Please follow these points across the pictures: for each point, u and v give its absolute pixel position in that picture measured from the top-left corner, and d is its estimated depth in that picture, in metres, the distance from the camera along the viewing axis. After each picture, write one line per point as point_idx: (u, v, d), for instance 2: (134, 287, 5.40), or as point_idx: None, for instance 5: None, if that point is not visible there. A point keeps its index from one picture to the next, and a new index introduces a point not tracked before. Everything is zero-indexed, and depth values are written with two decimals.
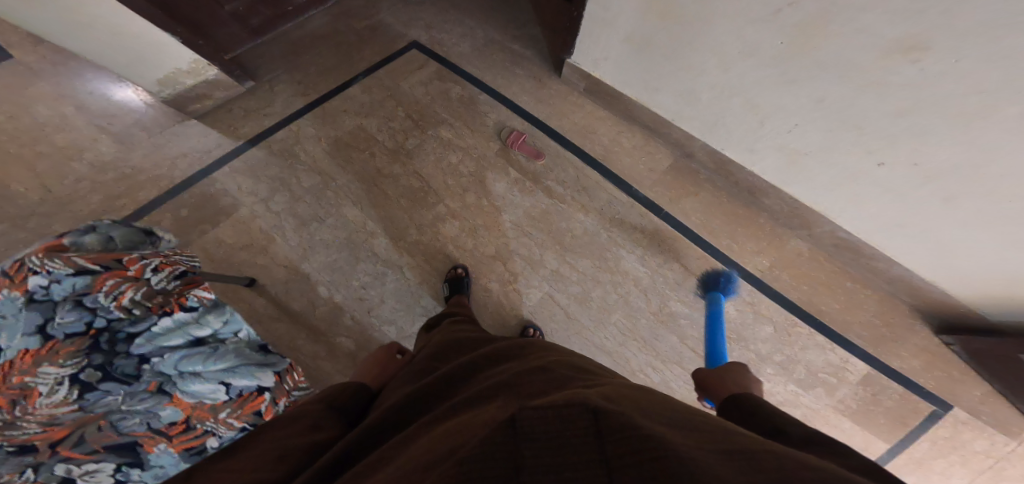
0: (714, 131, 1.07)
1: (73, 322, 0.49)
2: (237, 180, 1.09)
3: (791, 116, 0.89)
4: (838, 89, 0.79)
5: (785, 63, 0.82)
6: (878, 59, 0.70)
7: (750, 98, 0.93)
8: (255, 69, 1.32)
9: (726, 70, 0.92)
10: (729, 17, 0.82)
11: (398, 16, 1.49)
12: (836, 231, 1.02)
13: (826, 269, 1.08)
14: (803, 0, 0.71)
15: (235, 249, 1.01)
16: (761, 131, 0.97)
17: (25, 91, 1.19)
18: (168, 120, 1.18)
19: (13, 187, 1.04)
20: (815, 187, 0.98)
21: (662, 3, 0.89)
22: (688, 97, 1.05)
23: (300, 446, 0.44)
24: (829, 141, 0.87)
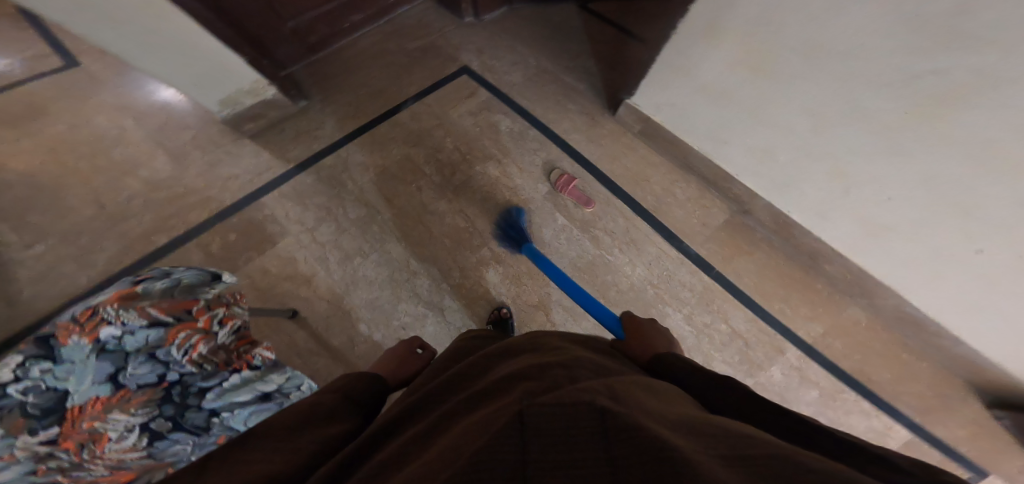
0: (785, 191, 1.00)
1: (145, 373, 0.49)
2: (285, 207, 1.09)
3: (888, 189, 0.81)
4: (957, 171, 0.70)
5: (896, 133, 0.74)
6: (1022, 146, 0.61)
7: (840, 164, 0.85)
8: (307, 87, 1.32)
9: (819, 132, 0.84)
10: (838, 75, 0.75)
11: (449, 37, 1.46)
12: (909, 308, 0.93)
13: (884, 341, 0.99)
14: (948, 69, 0.62)
15: (279, 279, 1.01)
16: (845, 199, 0.89)
17: (89, 101, 1.23)
18: (222, 139, 1.19)
19: (74, 201, 1.07)
20: (881, 254, 0.91)
21: (758, 54, 0.83)
22: (763, 153, 0.98)
23: (313, 441, 0.41)
24: (929, 220, 0.78)
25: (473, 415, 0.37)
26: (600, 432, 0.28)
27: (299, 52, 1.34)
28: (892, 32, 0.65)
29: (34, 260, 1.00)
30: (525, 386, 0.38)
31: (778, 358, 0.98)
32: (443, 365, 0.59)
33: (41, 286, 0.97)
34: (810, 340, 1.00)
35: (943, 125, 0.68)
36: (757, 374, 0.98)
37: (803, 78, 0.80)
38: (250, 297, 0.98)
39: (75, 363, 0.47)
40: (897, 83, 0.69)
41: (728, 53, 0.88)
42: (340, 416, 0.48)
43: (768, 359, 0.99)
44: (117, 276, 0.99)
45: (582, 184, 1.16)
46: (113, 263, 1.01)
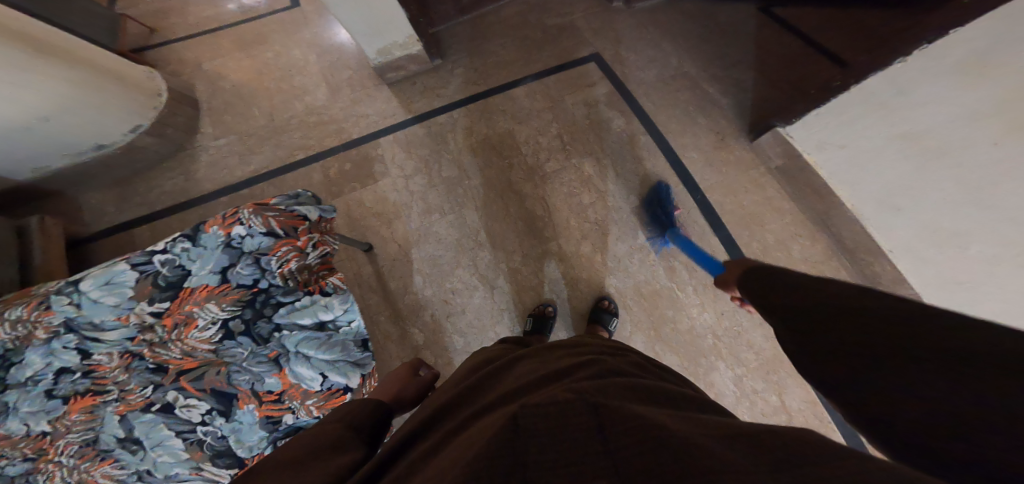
0: (961, 294, 0.74)
1: (246, 275, 0.64)
2: (394, 152, 1.21)
3: None
4: None
5: None
6: None
7: None
8: (445, 46, 1.41)
9: None
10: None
11: (592, 21, 1.40)
12: None
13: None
14: None
15: (369, 213, 1.14)
16: None
17: (289, 32, 1.53)
18: (367, 81, 1.36)
19: (256, 109, 1.36)
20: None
21: (1011, 110, 0.58)
22: (953, 240, 0.73)
23: (339, 466, 0.41)
24: None
25: (484, 424, 0.36)
26: (597, 428, 0.29)
27: (450, 13, 1.43)
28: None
29: (220, 148, 1.30)
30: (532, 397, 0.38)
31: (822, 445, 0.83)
32: (468, 365, 0.59)
33: (215, 169, 1.27)
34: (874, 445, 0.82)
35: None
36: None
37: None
38: (344, 221, 1.14)
39: (208, 249, 0.63)
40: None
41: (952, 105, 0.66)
42: (350, 444, 0.47)
43: None
44: (264, 175, 1.24)
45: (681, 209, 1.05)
46: (265, 164, 1.25)
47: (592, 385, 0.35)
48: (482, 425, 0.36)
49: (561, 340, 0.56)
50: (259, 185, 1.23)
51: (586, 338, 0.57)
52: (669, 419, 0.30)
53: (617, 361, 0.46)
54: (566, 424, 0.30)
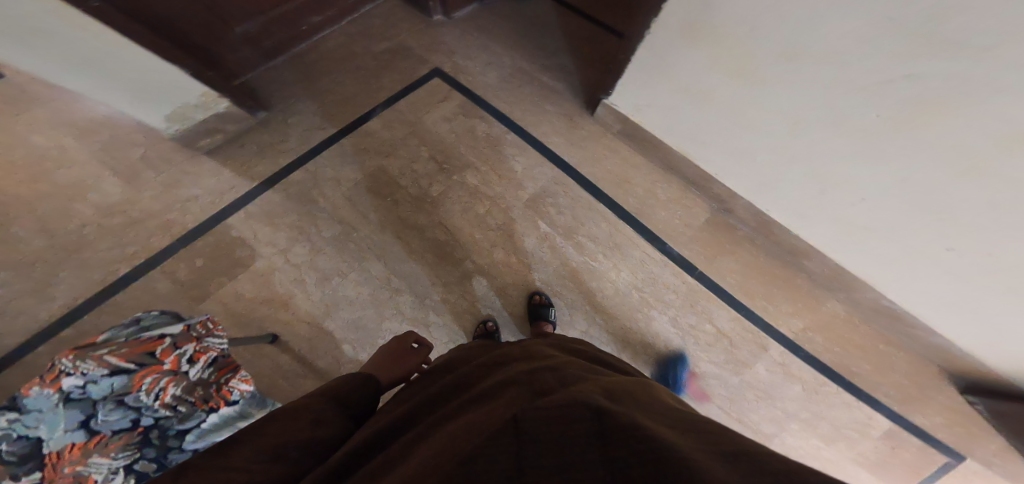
0: (762, 192, 1.01)
1: (119, 418, 0.44)
2: (254, 227, 1.03)
3: (860, 189, 0.82)
4: (929, 173, 0.71)
5: (873, 136, 0.74)
6: (993, 148, 0.62)
7: (817, 167, 0.86)
8: (268, 96, 1.24)
9: (798, 136, 0.85)
10: (819, 79, 0.75)
11: (419, 38, 1.40)
12: (880, 298, 0.95)
13: (865, 335, 0.99)
14: (924, 74, 0.63)
15: (253, 305, 0.95)
16: (821, 200, 0.90)
17: (20, 116, 1.12)
18: (177, 156, 1.11)
19: (13, 231, 0.98)
20: (857, 254, 0.93)
21: (735, 59, 0.83)
22: (740, 156, 0.99)
23: (296, 448, 0.38)
24: (900, 219, 0.80)
25: (462, 421, 0.36)
26: (596, 435, 0.27)
27: (254, 58, 1.25)
28: (869, 36, 0.64)
29: None
30: (512, 395, 0.36)
31: (762, 355, 0.99)
32: (434, 373, 0.58)
33: None
34: (793, 336, 1.00)
35: (920, 131, 0.68)
36: (744, 372, 0.98)
37: (784, 81, 0.79)
38: (223, 326, 0.93)
39: (44, 412, 0.43)
40: (872, 86, 0.69)
41: (709, 52, 0.86)
42: (325, 420, 0.44)
43: (754, 358, 0.99)
44: (71, 312, 0.91)
45: (567, 191, 1.14)
46: (66, 298, 0.92)
47: (582, 390, 0.34)
48: (457, 423, 0.36)
49: (514, 346, 0.58)
50: (68, 327, 0.89)
51: (536, 341, 0.59)
52: (657, 428, 0.29)
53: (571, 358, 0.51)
54: (564, 429, 0.28)
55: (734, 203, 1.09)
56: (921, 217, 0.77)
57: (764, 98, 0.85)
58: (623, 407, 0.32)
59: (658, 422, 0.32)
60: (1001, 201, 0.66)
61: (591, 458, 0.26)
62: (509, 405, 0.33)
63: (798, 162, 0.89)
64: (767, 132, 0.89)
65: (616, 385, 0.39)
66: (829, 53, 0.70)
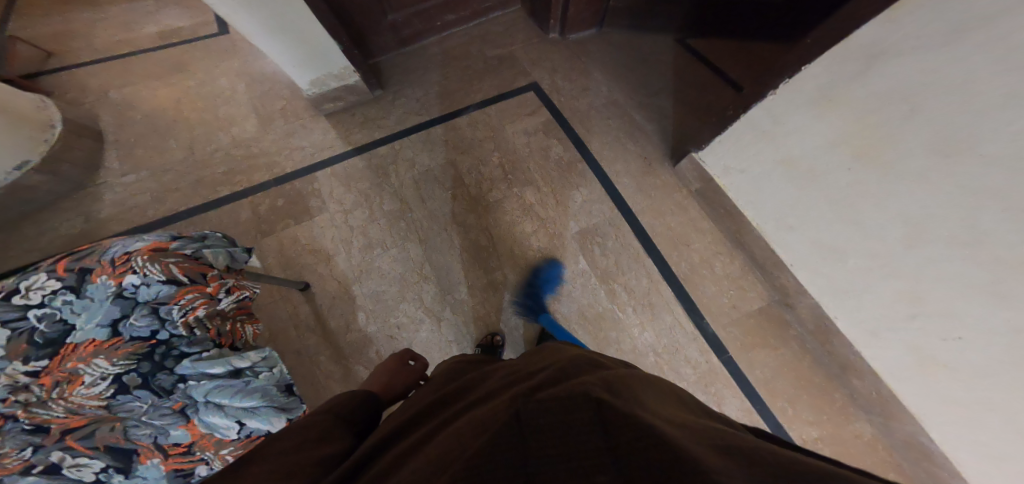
0: (837, 297, 0.86)
1: (144, 325, 0.53)
2: (332, 186, 1.19)
3: (956, 324, 0.67)
4: None
5: (991, 269, 0.60)
6: None
7: (910, 284, 0.72)
8: (386, 77, 1.41)
9: (904, 246, 0.71)
10: (967, 186, 0.60)
11: (530, 52, 1.46)
12: (916, 434, 0.80)
13: (879, 460, 0.85)
14: None
15: (308, 249, 1.10)
16: (903, 325, 0.75)
17: (215, 61, 1.46)
18: (302, 112, 1.32)
19: (174, 142, 1.26)
20: (944, 406, 0.74)
21: (857, 137, 0.71)
22: (824, 249, 0.86)
23: (317, 461, 0.42)
24: (995, 373, 0.64)
25: (464, 419, 0.38)
26: (598, 425, 0.30)
27: (392, 44, 1.43)
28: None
29: (132, 186, 1.19)
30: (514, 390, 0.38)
31: None
32: (446, 374, 0.59)
33: (135, 207, 1.16)
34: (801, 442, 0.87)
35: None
36: None
37: (918, 180, 0.65)
38: (281, 260, 1.09)
39: (95, 300, 0.52)
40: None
41: (840, 127, 0.73)
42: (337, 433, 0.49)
43: None
44: (186, 213, 1.15)
45: (619, 235, 1.10)
46: (185, 201, 1.16)
47: (587, 385, 0.36)
48: (462, 421, 0.38)
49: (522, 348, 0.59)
50: (179, 224, 1.13)
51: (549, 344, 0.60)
52: (666, 425, 0.31)
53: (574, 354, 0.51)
54: (565, 420, 0.30)
55: (800, 303, 0.95)
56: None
57: (884, 196, 0.71)
58: (633, 404, 0.33)
59: (671, 421, 0.33)
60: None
61: (595, 445, 0.28)
62: (511, 400, 0.35)
63: (898, 277, 0.73)
64: (874, 238, 0.75)
65: (614, 374, 0.41)
66: (999, 156, 0.55)
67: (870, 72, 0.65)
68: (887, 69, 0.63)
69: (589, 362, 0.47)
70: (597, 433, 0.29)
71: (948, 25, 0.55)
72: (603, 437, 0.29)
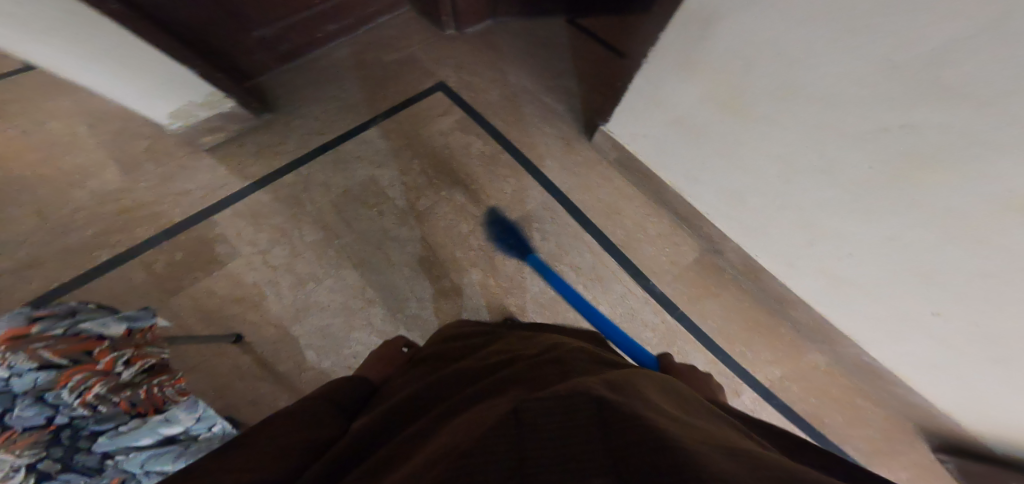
0: (752, 237, 0.96)
1: (34, 414, 0.44)
2: (238, 227, 1.06)
3: (845, 244, 0.77)
4: (918, 234, 0.66)
5: (859, 191, 0.70)
6: (985, 212, 0.58)
7: (804, 215, 0.82)
8: (274, 99, 1.28)
9: (787, 182, 0.81)
10: (812, 126, 0.70)
11: (428, 51, 1.41)
12: (860, 354, 0.89)
13: (843, 388, 0.94)
14: (920, 127, 0.58)
15: (227, 300, 0.97)
16: (807, 251, 0.86)
17: (43, 104, 1.20)
18: (176, 151, 1.14)
19: (11, 211, 1.03)
20: (850, 313, 0.86)
21: (726, 94, 0.79)
22: (733, 197, 0.94)
23: (296, 444, 0.40)
24: (887, 279, 0.75)
25: (454, 421, 0.36)
26: (596, 422, 0.28)
27: (270, 61, 1.30)
28: (866, 79, 0.60)
29: None
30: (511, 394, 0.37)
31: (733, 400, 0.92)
32: (415, 375, 0.58)
33: None
34: (768, 384, 0.95)
35: (916, 187, 0.63)
36: None
37: (778, 124, 0.75)
38: (195, 321, 0.95)
39: None
40: (867, 135, 0.64)
41: (701, 88, 0.83)
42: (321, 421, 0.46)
43: None
44: (50, 295, 0.95)
45: (554, 218, 1.12)
46: (49, 280, 0.97)
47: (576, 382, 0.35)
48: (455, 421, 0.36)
49: (509, 345, 0.59)
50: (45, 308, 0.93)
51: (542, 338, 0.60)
52: (655, 414, 0.32)
53: (567, 353, 0.50)
54: (565, 420, 0.29)
55: (724, 244, 1.04)
56: (913, 281, 0.71)
57: (757, 141, 0.81)
58: (618, 396, 0.33)
59: (661, 414, 0.33)
60: (998, 273, 0.61)
61: (592, 444, 0.27)
62: (506, 402, 0.34)
63: (789, 209, 0.84)
64: (769, 180, 0.84)
65: (610, 375, 0.40)
66: (826, 97, 0.66)
67: (716, 33, 0.73)
68: (728, 35, 0.71)
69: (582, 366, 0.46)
70: (596, 429, 0.28)
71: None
72: (600, 432, 0.28)
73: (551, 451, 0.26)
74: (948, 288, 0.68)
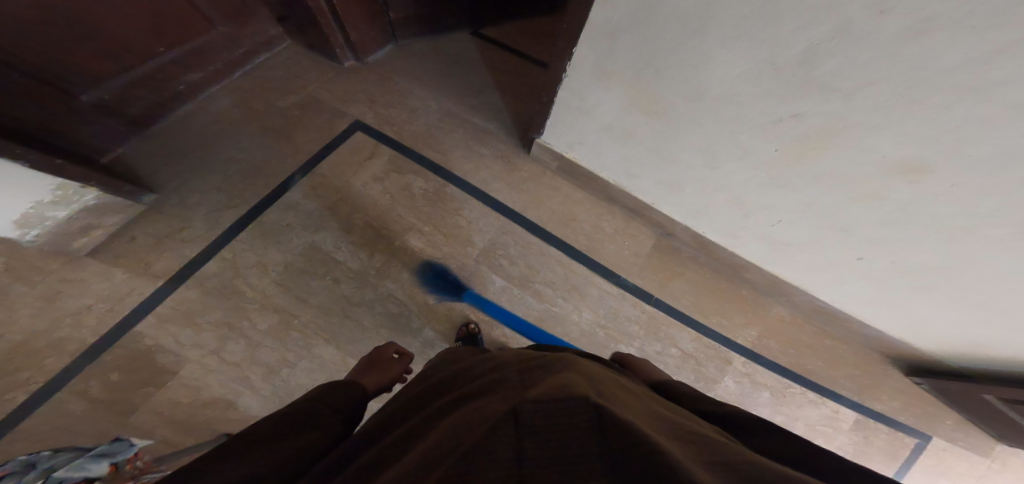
0: (696, 218, 1.07)
1: None
2: (173, 331, 0.88)
3: (777, 213, 0.90)
4: (828, 198, 0.80)
5: (775, 169, 0.82)
6: (874, 174, 0.71)
7: (736, 195, 0.94)
8: (150, 175, 1.04)
9: (714, 169, 0.92)
10: (723, 120, 0.81)
11: (332, 89, 1.29)
12: (814, 301, 1.05)
13: (811, 332, 1.10)
14: (806, 115, 0.70)
15: (195, 409, 0.83)
16: (746, 222, 0.98)
17: None
18: (45, 262, 0.86)
19: None
20: (783, 262, 1.01)
21: (643, 99, 0.87)
22: (671, 187, 1.04)
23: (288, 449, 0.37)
24: (814, 237, 0.89)
25: (443, 425, 0.33)
26: (594, 432, 0.25)
27: (122, 128, 1.05)
28: (756, 78, 0.70)
29: None
30: (504, 391, 0.34)
31: (727, 368, 1.06)
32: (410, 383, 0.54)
33: None
34: (752, 345, 1.09)
35: (812, 162, 0.76)
36: (715, 387, 1.05)
37: (693, 119, 0.84)
38: None
39: None
40: (768, 125, 0.76)
41: (622, 96, 0.90)
42: (313, 417, 0.43)
43: (720, 372, 1.06)
44: None
45: (518, 240, 1.12)
46: None
47: (570, 381, 0.31)
48: (443, 425, 0.33)
49: (517, 351, 0.56)
50: None
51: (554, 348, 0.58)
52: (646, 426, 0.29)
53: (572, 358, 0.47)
54: (558, 423, 0.25)
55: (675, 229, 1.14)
56: (833, 234, 0.86)
57: (680, 134, 0.90)
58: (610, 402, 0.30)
59: (654, 424, 0.30)
60: (884, 217, 0.76)
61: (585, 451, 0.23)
62: (500, 403, 0.30)
63: (720, 188, 0.95)
64: (695, 167, 0.95)
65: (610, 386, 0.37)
66: (729, 94, 0.75)
67: (621, 44, 0.78)
68: (631, 47, 0.78)
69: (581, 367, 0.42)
70: (592, 438, 0.24)
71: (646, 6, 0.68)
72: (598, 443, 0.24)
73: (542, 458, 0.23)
74: (848, 232, 0.84)
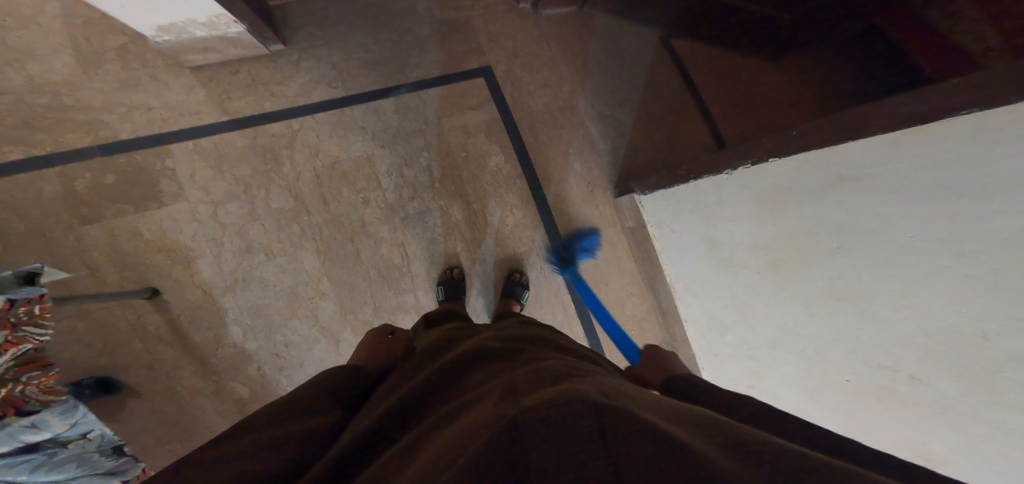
0: (712, 355, 0.98)
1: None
2: (196, 166, 0.98)
3: (781, 403, 0.78)
4: (835, 428, 0.66)
5: (816, 385, 0.67)
6: (902, 448, 0.56)
7: (760, 370, 0.81)
8: (283, 24, 1.08)
9: (770, 347, 0.77)
10: (834, 330, 0.61)
11: (491, 21, 1.20)
12: None
13: None
14: (926, 387, 0.49)
15: (150, 248, 0.94)
16: (750, 389, 0.87)
17: None
18: (152, 55, 1.00)
19: None
20: None
21: (776, 252, 0.70)
22: (714, 324, 0.93)
23: (297, 431, 0.40)
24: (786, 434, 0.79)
25: (453, 426, 0.35)
26: (598, 433, 0.27)
27: None
28: (935, 336, 0.47)
29: None
30: (501, 398, 0.36)
31: None
32: (409, 367, 0.55)
33: None
34: None
35: (867, 414, 0.59)
36: None
37: (807, 310, 0.66)
38: (110, 258, 0.93)
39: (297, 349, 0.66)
40: (872, 367, 0.56)
41: (764, 230, 0.72)
42: (317, 409, 0.45)
43: None
44: None
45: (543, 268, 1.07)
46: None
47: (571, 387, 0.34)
48: (450, 428, 0.35)
49: (503, 335, 0.58)
50: None
51: (537, 334, 0.61)
52: (651, 412, 0.32)
53: (557, 357, 0.49)
54: (569, 428, 0.28)
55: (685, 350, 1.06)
56: None
57: (773, 304, 0.73)
58: (604, 395, 0.33)
59: (649, 405, 0.33)
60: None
61: (595, 455, 0.26)
62: (505, 407, 0.32)
63: (753, 360, 0.82)
64: (754, 328, 0.80)
65: (596, 378, 0.40)
66: (875, 318, 0.54)
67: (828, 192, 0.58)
68: (827, 203, 0.58)
69: (563, 365, 0.45)
70: (597, 435, 0.27)
71: (899, 178, 0.47)
72: (602, 440, 0.27)
73: (558, 455, 0.26)
74: None
